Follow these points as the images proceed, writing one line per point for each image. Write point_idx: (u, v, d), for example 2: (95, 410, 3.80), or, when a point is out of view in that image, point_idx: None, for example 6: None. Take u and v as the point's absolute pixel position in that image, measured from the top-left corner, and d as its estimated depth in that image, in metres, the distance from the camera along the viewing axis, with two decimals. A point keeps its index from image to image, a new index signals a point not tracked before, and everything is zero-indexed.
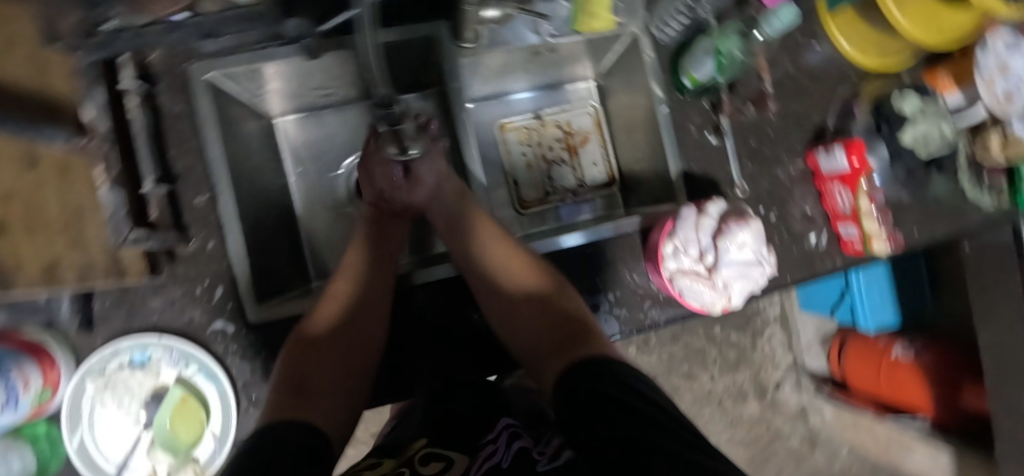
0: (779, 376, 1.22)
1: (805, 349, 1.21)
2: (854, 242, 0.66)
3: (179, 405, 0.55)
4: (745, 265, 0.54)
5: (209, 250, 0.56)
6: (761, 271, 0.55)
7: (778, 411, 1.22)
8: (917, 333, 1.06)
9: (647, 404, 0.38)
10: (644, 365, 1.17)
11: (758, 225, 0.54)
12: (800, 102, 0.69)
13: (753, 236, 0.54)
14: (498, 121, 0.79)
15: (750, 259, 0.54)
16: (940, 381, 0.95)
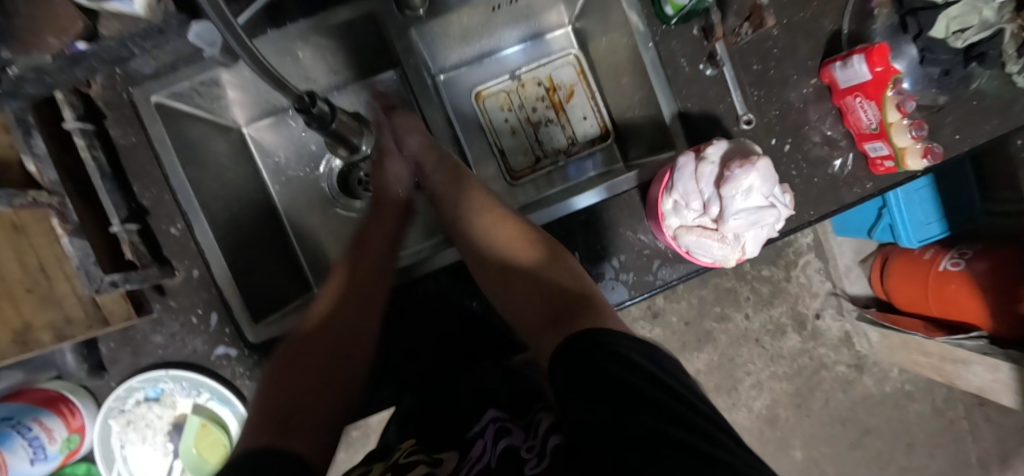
0: (818, 304, 1.17)
1: (845, 275, 1.15)
2: (884, 160, 0.59)
3: (200, 431, 0.56)
4: (757, 211, 0.47)
5: (196, 278, 0.55)
6: (776, 215, 0.48)
7: (820, 341, 1.17)
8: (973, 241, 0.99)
9: (637, 376, 0.34)
10: (673, 313, 1.14)
11: (765, 164, 0.46)
12: (807, 8, 0.60)
13: (762, 178, 0.46)
14: (474, 89, 0.74)
15: (760, 204, 0.47)
16: (997, 288, 0.87)
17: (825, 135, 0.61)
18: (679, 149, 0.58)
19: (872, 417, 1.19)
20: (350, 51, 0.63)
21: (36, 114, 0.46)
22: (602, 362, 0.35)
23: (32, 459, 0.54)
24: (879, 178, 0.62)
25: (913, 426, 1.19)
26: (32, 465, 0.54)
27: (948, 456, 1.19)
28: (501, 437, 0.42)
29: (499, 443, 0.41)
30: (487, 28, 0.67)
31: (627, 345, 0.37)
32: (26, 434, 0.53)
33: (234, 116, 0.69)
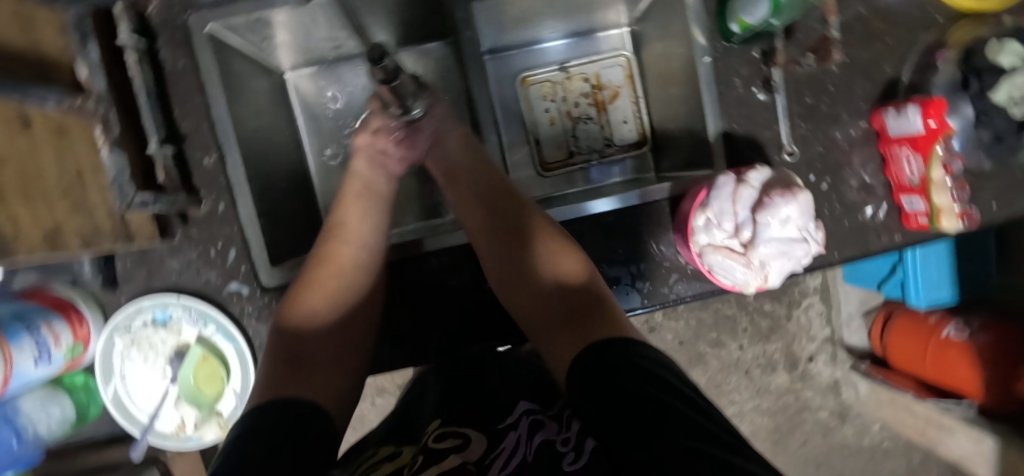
0: (813, 348, 1.17)
1: (845, 324, 1.15)
2: (919, 216, 0.58)
3: (200, 363, 0.57)
4: (788, 243, 0.47)
5: (221, 213, 0.56)
6: (806, 250, 0.48)
7: (809, 383, 1.18)
8: (982, 310, 1.00)
9: (658, 387, 0.33)
10: (669, 331, 1.14)
11: (806, 197, 0.46)
12: (869, 50, 0.59)
13: (800, 210, 0.47)
14: (520, 75, 0.73)
15: (794, 236, 0.47)
16: (997, 364, 0.86)
17: (862, 180, 0.61)
18: (717, 169, 0.58)
19: (845, 466, 1.20)
20: (406, 14, 0.63)
21: (93, 22, 0.46)
22: (621, 370, 0.35)
23: (35, 363, 0.50)
24: (907, 233, 0.61)
25: None
26: (34, 370, 0.50)
27: None
28: (534, 430, 0.38)
29: (533, 438, 0.37)
30: (546, 15, 0.67)
31: (638, 354, 0.37)
32: (33, 336, 0.49)
33: (279, 59, 0.69)
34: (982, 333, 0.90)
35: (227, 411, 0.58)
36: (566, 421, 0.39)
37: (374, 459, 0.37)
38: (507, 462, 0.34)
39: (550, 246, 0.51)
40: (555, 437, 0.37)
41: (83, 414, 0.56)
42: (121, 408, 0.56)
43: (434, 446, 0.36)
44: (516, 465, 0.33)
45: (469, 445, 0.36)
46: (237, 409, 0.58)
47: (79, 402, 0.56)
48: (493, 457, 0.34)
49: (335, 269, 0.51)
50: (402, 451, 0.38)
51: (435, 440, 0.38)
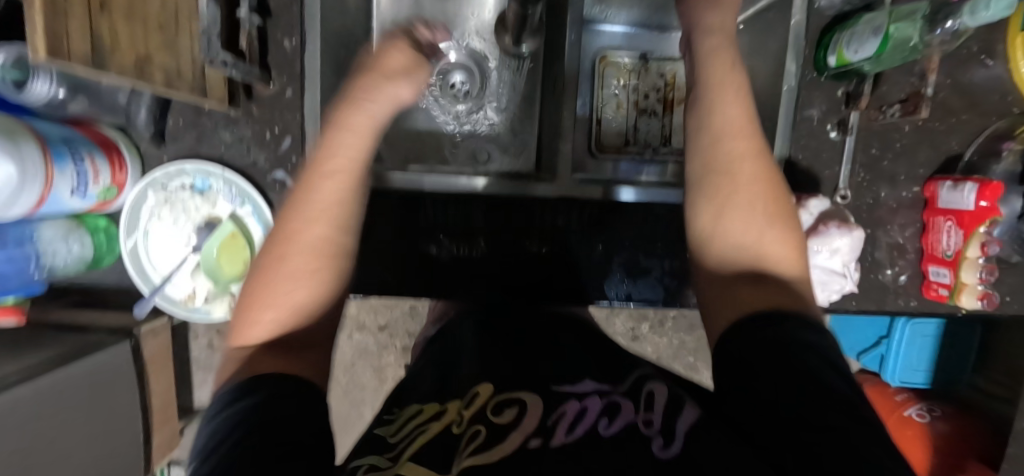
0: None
1: None
2: (939, 287, 0.61)
3: (226, 241, 0.56)
4: (829, 275, 0.49)
5: (287, 98, 0.55)
6: (843, 284, 0.49)
7: None
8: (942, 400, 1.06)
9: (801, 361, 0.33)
10: (651, 343, 1.16)
11: (861, 235, 0.48)
12: (943, 121, 0.61)
13: (852, 245, 0.48)
14: (601, 52, 0.73)
15: (836, 269, 0.49)
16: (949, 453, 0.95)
17: (897, 240, 0.63)
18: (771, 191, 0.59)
19: None
20: None
21: None
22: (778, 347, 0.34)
23: (72, 193, 0.49)
24: (921, 302, 0.64)
25: None
26: (69, 200, 0.49)
27: None
28: (609, 413, 0.37)
29: (610, 420, 0.37)
30: None
31: (794, 319, 0.36)
32: (76, 166, 0.48)
33: None
34: (941, 422, 0.98)
35: None
36: (645, 400, 0.39)
37: (420, 416, 0.41)
38: (578, 434, 0.35)
39: (760, 186, 0.44)
40: (636, 419, 0.36)
41: (98, 260, 0.56)
42: (138, 264, 0.56)
43: (494, 419, 0.38)
44: (587, 432, 0.35)
45: (524, 419, 0.38)
46: None
47: (98, 243, 0.55)
48: (555, 421, 0.37)
49: (308, 258, 0.41)
50: (447, 410, 0.41)
51: (495, 413, 0.39)
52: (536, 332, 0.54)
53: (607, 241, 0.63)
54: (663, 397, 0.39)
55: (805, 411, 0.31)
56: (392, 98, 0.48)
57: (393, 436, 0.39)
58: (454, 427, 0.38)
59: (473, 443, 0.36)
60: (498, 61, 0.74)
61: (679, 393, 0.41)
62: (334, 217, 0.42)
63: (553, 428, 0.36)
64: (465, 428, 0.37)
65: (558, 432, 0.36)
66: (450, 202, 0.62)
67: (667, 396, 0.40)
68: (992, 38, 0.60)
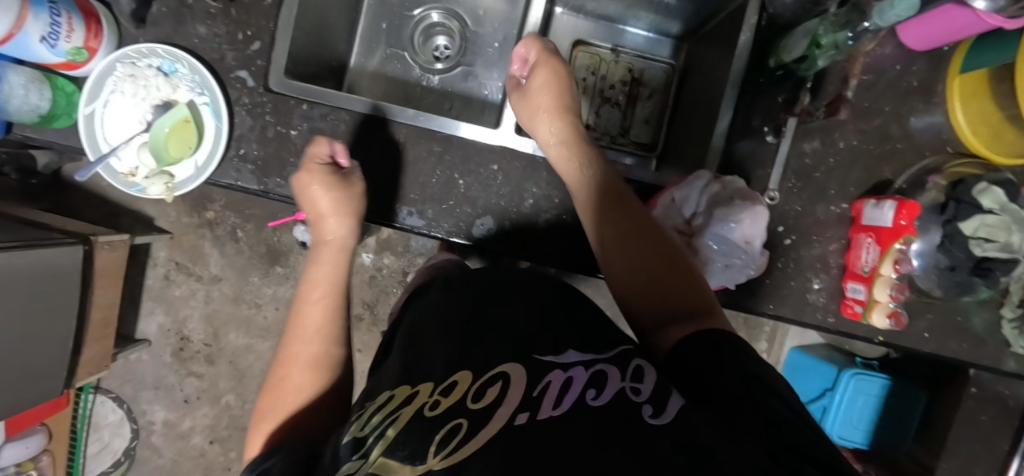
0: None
1: None
2: (855, 304, 0.61)
3: (179, 124, 0.59)
4: (727, 245, 0.55)
5: (265, 6, 0.59)
6: (745, 258, 0.55)
7: None
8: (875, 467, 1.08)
9: (763, 367, 0.37)
10: None
11: (762, 209, 0.54)
12: (878, 146, 0.63)
13: (753, 219, 0.54)
14: (576, 37, 0.77)
15: (739, 241, 0.55)
16: None
17: (821, 253, 0.64)
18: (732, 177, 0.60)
19: None
20: None
21: None
22: (723, 352, 0.38)
23: (40, 39, 0.52)
24: (838, 320, 0.64)
25: None
26: (35, 46, 0.53)
27: None
28: (597, 378, 0.33)
29: (603, 390, 0.32)
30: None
31: (715, 335, 0.39)
32: (51, 15, 0.52)
33: None
34: None
35: (180, 177, 0.60)
36: (635, 368, 0.34)
37: (392, 400, 0.35)
38: (569, 404, 0.30)
39: (636, 231, 0.48)
40: (624, 386, 0.32)
41: (52, 118, 0.58)
42: (90, 130, 0.58)
43: (474, 404, 0.32)
44: (573, 405, 0.30)
45: (512, 389, 0.33)
46: (190, 181, 0.60)
47: (57, 104, 0.58)
48: (541, 392, 0.32)
49: (300, 370, 0.49)
50: (419, 393, 0.36)
51: (473, 400, 0.33)
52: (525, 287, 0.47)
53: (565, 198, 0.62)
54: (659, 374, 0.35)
55: (755, 407, 0.33)
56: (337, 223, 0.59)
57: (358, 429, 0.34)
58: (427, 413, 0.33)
59: (456, 437, 0.30)
60: (483, 28, 0.78)
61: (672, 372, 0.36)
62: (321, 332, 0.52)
63: (538, 400, 0.31)
64: (442, 419, 0.31)
65: (543, 405, 0.31)
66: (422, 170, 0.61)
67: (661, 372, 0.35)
68: (932, 78, 0.63)
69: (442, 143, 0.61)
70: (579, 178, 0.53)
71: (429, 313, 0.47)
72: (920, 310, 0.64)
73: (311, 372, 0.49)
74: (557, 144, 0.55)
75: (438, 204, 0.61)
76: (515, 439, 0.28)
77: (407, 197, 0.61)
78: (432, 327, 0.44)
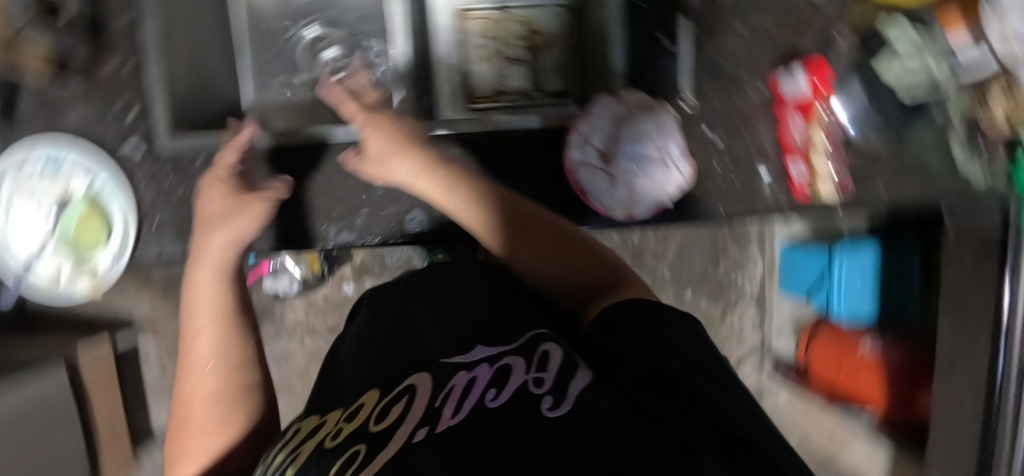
0: (742, 353, 1.37)
1: (776, 333, 1.34)
2: (802, 182, 0.61)
3: (85, 211, 0.58)
4: (641, 160, 0.60)
5: (130, 69, 0.57)
6: (662, 169, 0.59)
7: None
8: (889, 332, 1.12)
9: (673, 333, 0.40)
10: None
11: (669, 117, 0.60)
12: (778, 18, 0.62)
13: (659, 128, 0.60)
14: (458, 8, 0.75)
15: (652, 154, 0.60)
16: (896, 378, 1.08)
17: (756, 143, 0.62)
18: (639, 96, 0.62)
19: None
20: None
21: None
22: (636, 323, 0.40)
23: None
24: (793, 204, 0.63)
25: None
26: None
27: None
28: (503, 374, 0.34)
29: (503, 387, 0.32)
30: None
31: (632, 306, 0.43)
32: None
33: None
34: (892, 351, 1.08)
35: (103, 264, 0.59)
36: (539, 356, 0.35)
37: (300, 433, 0.38)
38: (464, 406, 0.31)
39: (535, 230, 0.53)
40: (525, 378, 0.33)
41: None
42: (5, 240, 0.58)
43: (374, 428, 0.32)
44: (471, 410, 0.30)
45: (412, 404, 0.33)
46: (113, 265, 0.59)
47: None
48: (443, 400, 0.32)
49: (204, 410, 0.49)
50: (326, 421, 0.37)
51: (377, 422, 0.33)
52: (448, 300, 0.48)
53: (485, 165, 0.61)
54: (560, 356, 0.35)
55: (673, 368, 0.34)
56: (235, 234, 0.55)
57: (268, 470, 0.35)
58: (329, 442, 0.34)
59: (354, 465, 0.29)
60: (366, 26, 0.76)
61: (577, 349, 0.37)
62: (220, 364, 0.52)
63: (437, 412, 0.31)
64: (341, 448, 0.31)
65: (442, 416, 0.30)
66: (334, 186, 0.59)
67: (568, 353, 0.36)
68: None
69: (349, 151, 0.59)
70: (453, 206, 0.53)
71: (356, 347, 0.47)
72: (874, 169, 0.62)
73: (208, 405, 0.50)
74: (422, 173, 0.54)
75: (364, 213, 0.60)
76: (404, 458, 0.27)
77: (332, 216, 0.60)
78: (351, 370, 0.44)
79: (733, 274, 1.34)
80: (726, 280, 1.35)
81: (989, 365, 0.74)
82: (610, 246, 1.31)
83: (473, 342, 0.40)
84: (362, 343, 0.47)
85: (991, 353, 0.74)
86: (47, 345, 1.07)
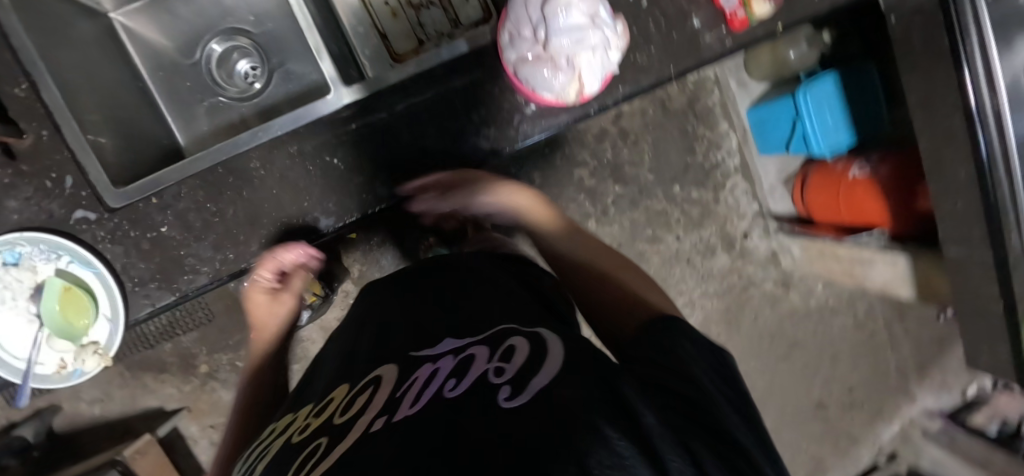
0: (746, 225, 1.40)
1: (769, 195, 1.37)
2: (736, 11, 0.62)
3: (64, 295, 0.56)
4: (579, 30, 0.49)
5: (47, 140, 0.55)
6: (597, 34, 0.50)
7: (748, 260, 1.41)
8: (875, 152, 1.12)
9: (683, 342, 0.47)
10: (607, 234, 1.34)
11: None
12: None
13: None
14: None
15: (581, 23, 0.49)
16: (893, 192, 1.07)
17: None
18: None
19: (798, 331, 1.47)
20: None
21: None
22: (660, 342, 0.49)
23: None
24: (735, 38, 0.63)
25: (835, 339, 1.49)
26: None
27: (864, 349, 1.50)
28: (469, 364, 0.42)
29: (468, 374, 0.40)
30: None
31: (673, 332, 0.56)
32: None
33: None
34: (880, 168, 1.08)
35: (103, 339, 0.57)
36: (511, 352, 0.41)
37: (282, 429, 0.48)
38: (419, 397, 0.39)
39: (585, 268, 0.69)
40: (487, 368, 0.40)
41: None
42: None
43: (338, 422, 0.42)
44: (426, 400, 0.38)
45: (374, 396, 0.43)
46: (112, 335, 0.57)
47: None
48: (404, 391, 0.41)
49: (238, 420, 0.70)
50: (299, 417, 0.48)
51: (339, 416, 0.43)
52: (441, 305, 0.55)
53: (432, 105, 0.60)
54: (523, 350, 0.41)
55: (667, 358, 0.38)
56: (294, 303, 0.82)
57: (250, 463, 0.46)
58: (296, 438, 0.44)
59: (318, 455, 0.39)
60: (270, 25, 0.74)
61: (540, 338, 0.43)
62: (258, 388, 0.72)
63: (397, 403, 0.40)
64: (309, 443, 0.41)
65: (401, 406, 0.39)
66: (292, 181, 0.58)
67: (528, 344, 0.42)
68: None
69: (295, 142, 0.58)
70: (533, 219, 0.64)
71: (370, 347, 0.53)
72: None
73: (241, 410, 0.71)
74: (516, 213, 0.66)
75: (334, 193, 0.59)
76: (361, 447, 0.36)
77: (304, 207, 0.59)
78: (358, 362, 0.52)
79: (711, 154, 1.36)
80: (707, 162, 1.36)
81: (966, 132, 0.77)
82: (588, 171, 1.31)
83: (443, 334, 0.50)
84: (369, 340, 0.55)
85: (964, 120, 0.76)
86: (93, 460, 1.06)
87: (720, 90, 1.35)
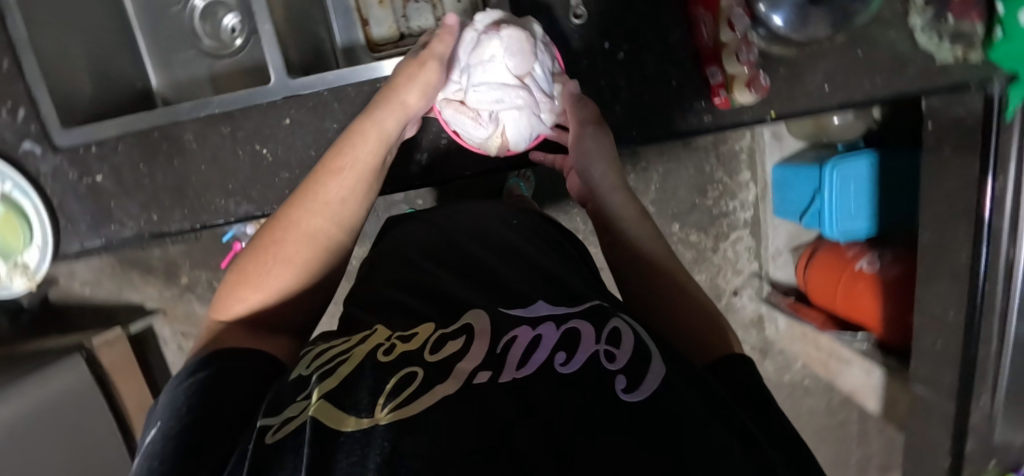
0: (738, 282, 1.32)
1: (772, 259, 1.29)
2: (719, 87, 0.66)
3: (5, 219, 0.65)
4: (497, 94, 0.60)
5: None
6: (516, 94, 0.60)
7: (732, 317, 1.34)
8: (892, 249, 1.02)
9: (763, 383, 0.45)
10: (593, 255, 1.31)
11: (504, 34, 0.57)
12: None
13: (503, 51, 0.58)
14: None
15: (502, 83, 0.60)
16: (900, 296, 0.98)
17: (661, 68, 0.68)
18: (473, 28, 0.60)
19: None
20: None
21: None
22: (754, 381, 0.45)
23: None
24: (715, 116, 0.69)
25: (802, 418, 1.42)
26: None
27: (828, 438, 1.43)
28: (573, 338, 0.39)
29: (580, 350, 0.38)
30: None
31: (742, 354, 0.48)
32: None
33: None
34: (893, 267, 0.99)
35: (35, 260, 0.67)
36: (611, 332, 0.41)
37: (347, 344, 0.43)
38: (535, 364, 0.37)
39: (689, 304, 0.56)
40: (597, 348, 0.38)
41: None
42: None
43: (435, 356, 0.39)
44: (539, 368, 0.36)
45: (471, 347, 0.39)
46: (43, 260, 0.66)
47: None
48: (504, 347, 0.39)
49: (302, 242, 0.56)
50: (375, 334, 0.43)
51: (431, 352, 0.39)
52: (514, 266, 0.54)
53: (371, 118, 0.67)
54: (629, 334, 0.40)
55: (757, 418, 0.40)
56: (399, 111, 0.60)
57: (315, 369, 0.40)
58: (382, 356, 0.39)
59: (414, 385, 0.35)
60: None
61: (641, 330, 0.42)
62: (339, 221, 0.58)
63: (500, 365, 0.37)
64: (394, 368, 0.37)
65: (507, 368, 0.36)
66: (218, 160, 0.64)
67: (633, 332, 0.41)
68: None
69: (228, 123, 0.64)
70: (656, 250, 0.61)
71: (450, 284, 0.51)
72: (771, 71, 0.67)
73: (376, 158, 0.61)
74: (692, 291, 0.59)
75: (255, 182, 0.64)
76: (474, 394, 0.33)
77: (227, 189, 0.65)
78: (442, 295, 0.50)
79: (722, 201, 1.27)
80: (715, 209, 1.28)
81: (969, 267, 0.68)
82: None
83: (532, 298, 0.47)
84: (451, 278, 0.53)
85: (970, 254, 0.68)
86: (68, 338, 1.17)
87: (752, 135, 1.23)
